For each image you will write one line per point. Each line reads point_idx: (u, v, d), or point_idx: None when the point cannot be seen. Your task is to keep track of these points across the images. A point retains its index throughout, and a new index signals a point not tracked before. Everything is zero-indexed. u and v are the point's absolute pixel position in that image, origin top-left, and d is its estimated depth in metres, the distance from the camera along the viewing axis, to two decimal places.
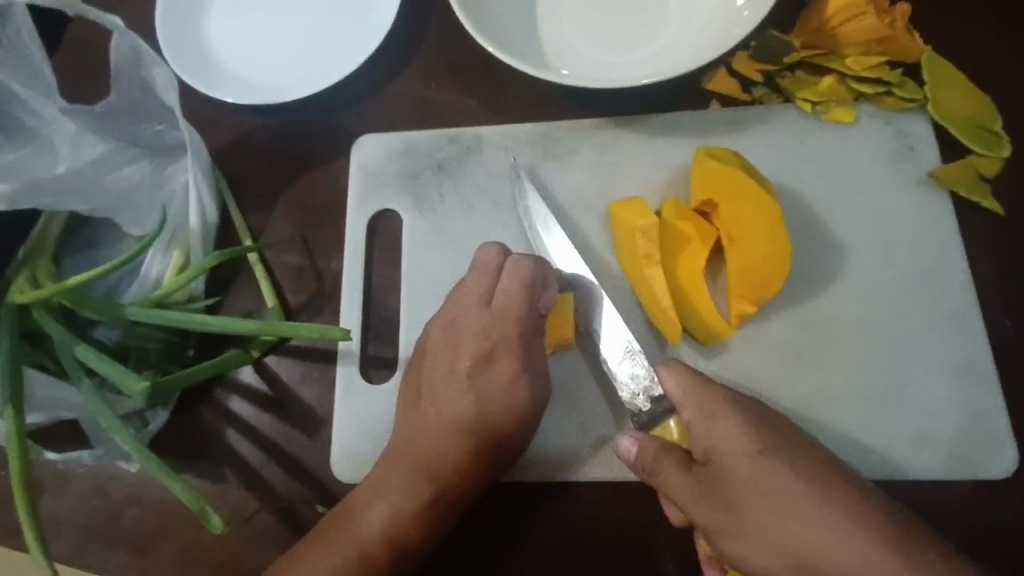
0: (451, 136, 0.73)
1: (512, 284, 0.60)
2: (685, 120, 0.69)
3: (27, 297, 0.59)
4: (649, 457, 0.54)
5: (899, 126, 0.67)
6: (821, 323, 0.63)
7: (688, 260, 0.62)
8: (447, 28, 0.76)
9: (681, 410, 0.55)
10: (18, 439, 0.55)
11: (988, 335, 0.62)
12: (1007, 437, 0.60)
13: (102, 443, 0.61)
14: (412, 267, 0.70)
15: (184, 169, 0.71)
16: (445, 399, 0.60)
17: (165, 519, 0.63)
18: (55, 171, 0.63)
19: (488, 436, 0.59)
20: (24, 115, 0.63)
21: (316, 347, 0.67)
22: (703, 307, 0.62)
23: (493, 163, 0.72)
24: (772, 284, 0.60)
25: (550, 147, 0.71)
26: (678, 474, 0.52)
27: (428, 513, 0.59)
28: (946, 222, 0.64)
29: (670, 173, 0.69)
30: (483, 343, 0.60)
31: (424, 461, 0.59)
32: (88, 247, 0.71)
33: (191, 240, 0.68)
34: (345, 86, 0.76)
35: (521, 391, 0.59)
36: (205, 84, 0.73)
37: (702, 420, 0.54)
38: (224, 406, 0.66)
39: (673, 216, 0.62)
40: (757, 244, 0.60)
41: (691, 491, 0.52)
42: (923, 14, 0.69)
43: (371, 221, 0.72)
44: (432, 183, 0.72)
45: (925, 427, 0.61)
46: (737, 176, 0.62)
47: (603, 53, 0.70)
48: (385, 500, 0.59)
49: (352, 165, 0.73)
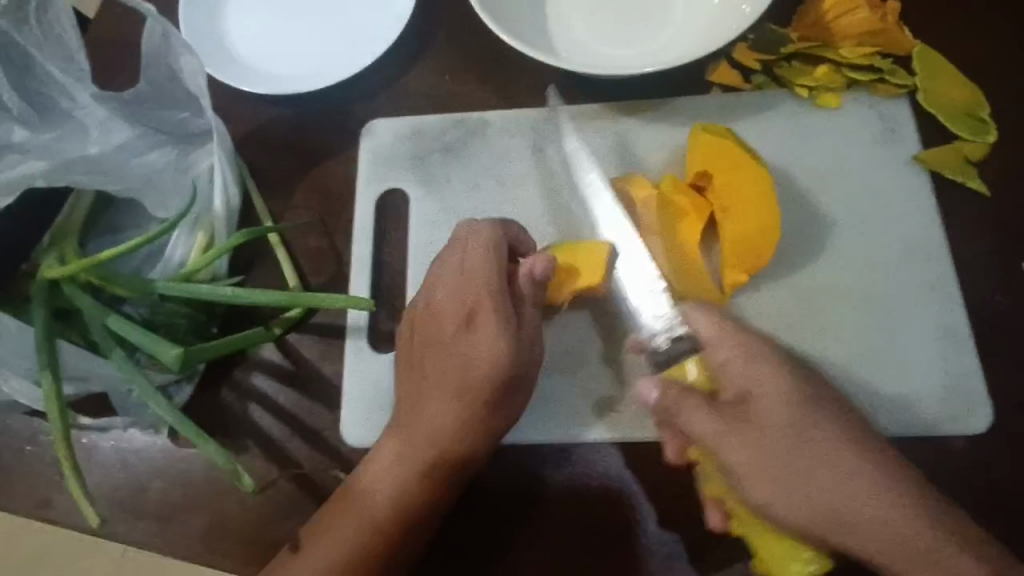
0: (457, 120, 0.76)
1: (477, 249, 0.61)
2: (680, 106, 0.73)
3: (58, 272, 0.61)
4: (674, 395, 0.56)
5: (880, 109, 0.71)
6: (815, 293, 0.66)
7: (684, 231, 0.66)
8: (462, 22, 0.79)
9: (717, 349, 0.58)
10: (57, 406, 0.57)
11: (979, 308, 0.65)
12: (985, 399, 0.62)
13: (130, 411, 0.65)
14: (420, 242, 0.73)
15: (208, 155, 0.72)
16: (435, 370, 0.61)
17: (189, 491, 0.65)
18: (87, 153, 0.65)
19: (478, 402, 0.60)
20: (62, 99, 0.65)
21: (336, 324, 0.70)
22: (699, 277, 0.66)
23: (498, 149, 0.75)
24: (765, 254, 0.64)
25: (549, 135, 0.74)
26: (700, 411, 0.55)
27: (427, 485, 0.60)
28: (938, 203, 0.68)
29: (669, 153, 0.72)
30: (462, 311, 0.61)
31: (420, 434, 0.60)
32: (112, 233, 0.71)
33: (215, 223, 0.70)
34: (363, 77, 0.79)
35: (498, 350, 0.59)
36: (227, 74, 0.76)
37: (738, 360, 0.57)
38: (246, 382, 0.68)
39: (669, 189, 0.67)
40: (749, 214, 0.64)
41: (712, 426, 0.55)
42: (912, 10, 0.73)
43: (380, 200, 0.75)
44: (437, 166, 0.75)
45: (908, 390, 0.63)
46: (731, 149, 0.67)
47: (611, 45, 0.73)
48: (389, 472, 0.60)
49: (361, 150, 0.76)
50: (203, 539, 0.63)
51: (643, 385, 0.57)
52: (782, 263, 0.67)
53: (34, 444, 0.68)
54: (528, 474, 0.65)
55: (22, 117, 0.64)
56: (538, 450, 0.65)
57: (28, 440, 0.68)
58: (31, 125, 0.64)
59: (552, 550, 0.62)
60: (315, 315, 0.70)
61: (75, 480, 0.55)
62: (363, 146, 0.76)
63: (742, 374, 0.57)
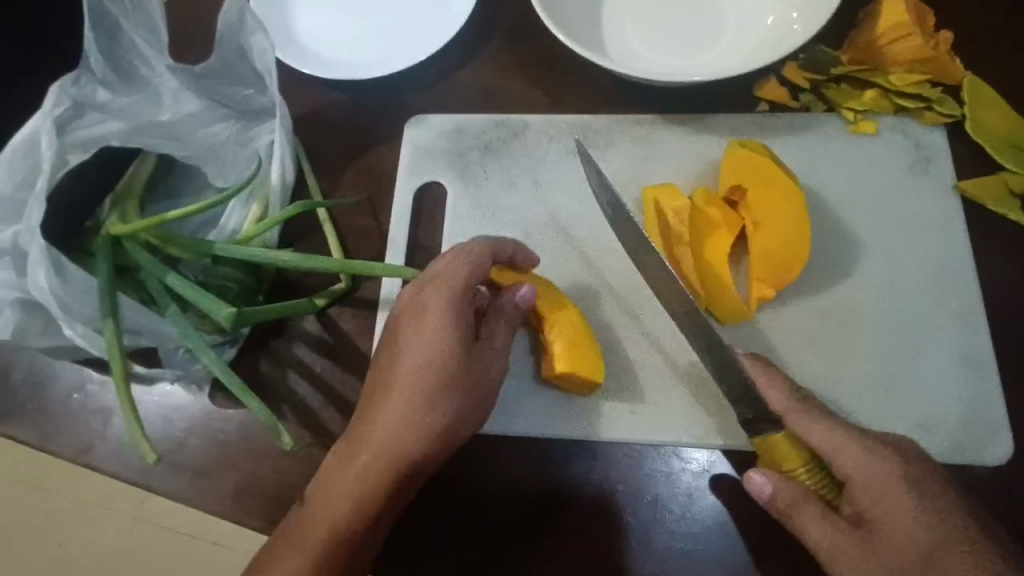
0: (498, 120, 0.79)
1: (454, 258, 0.61)
2: (721, 120, 0.75)
3: (121, 228, 0.64)
4: (787, 497, 0.53)
5: (917, 138, 0.72)
6: (842, 312, 0.67)
7: (715, 241, 0.66)
8: (519, 23, 0.82)
9: (833, 456, 0.53)
10: (114, 352, 0.60)
11: (1013, 336, 0.65)
12: (1006, 428, 0.62)
13: (179, 364, 0.67)
14: (454, 232, 0.75)
15: (269, 131, 0.74)
16: (387, 365, 0.60)
17: (224, 448, 0.67)
18: (160, 119, 0.70)
19: (416, 403, 0.58)
20: (140, 65, 0.69)
21: (376, 301, 0.72)
22: (725, 288, 0.64)
23: (535, 148, 0.77)
24: (792, 270, 0.64)
25: (589, 137, 0.76)
26: (817, 522, 0.52)
27: (358, 489, 0.57)
28: (975, 230, 0.69)
29: (702, 166, 0.74)
30: (415, 304, 0.60)
31: (362, 432, 0.59)
32: (170, 198, 0.74)
33: (270, 195, 0.72)
34: (421, 69, 0.82)
35: (444, 355, 0.58)
36: (290, 54, 0.80)
37: (863, 473, 0.52)
38: (286, 350, 0.70)
39: (703, 201, 0.67)
40: (781, 231, 0.64)
41: (832, 540, 0.52)
42: (964, 42, 0.74)
43: (418, 189, 0.78)
44: (477, 161, 0.78)
45: (927, 413, 0.64)
46: (764, 164, 0.67)
47: (662, 55, 0.75)
48: (333, 482, 0.58)
49: (407, 139, 0.79)
50: (234, 498, 0.65)
51: (753, 480, 0.54)
52: (816, 277, 0.68)
53: (81, 393, 0.71)
54: (544, 461, 0.66)
55: (105, 81, 0.68)
56: (561, 442, 0.66)
57: (76, 388, 0.71)
58: (112, 88, 0.68)
59: (571, 538, 0.63)
60: (356, 291, 0.72)
61: (133, 419, 0.59)
62: (409, 136, 0.79)
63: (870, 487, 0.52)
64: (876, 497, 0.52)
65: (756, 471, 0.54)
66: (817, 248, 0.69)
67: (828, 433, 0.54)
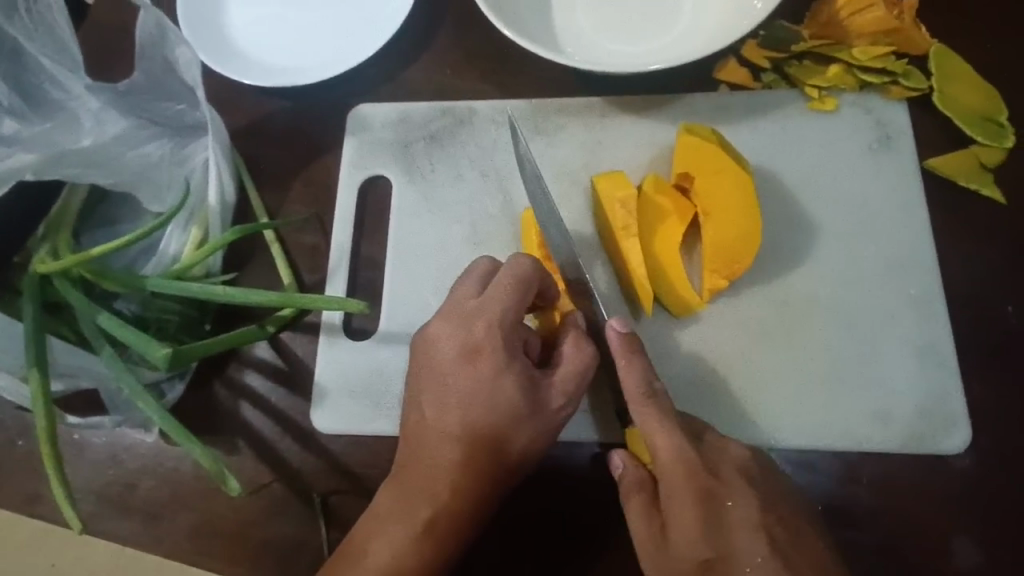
0: (444, 107, 0.75)
1: (499, 284, 0.56)
2: (677, 105, 0.71)
3: (49, 266, 0.60)
4: (626, 484, 0.54)
5: (878, 115, 0.68)
6: (808, 304, 0.64)
7: (664, 234, 0.63)
8: (465, 16, 0.77)
9: (659, 456, 0.52)
10: (42, 400, 0.57)
11: (990, 321, 0.63)
12: (964, 417, 0.60)
13: (120, 410, 0.63)
14: (400, 232, 0.71)
15: (204, 147, 0.70)
16: (435, 409, 0.56)
17: (178, 489, 0.64)
18: (80, 145, 0.63)
19: (483, 447, 0.55)
20: (51, 87, 0.64)
21: (328, 323, 0.68)
22: (677, 280, 0.62)
23: (484, 136, 0.73)
24: (744, 261, 0.61)
25: (539, 122, 0.72)
26: (640, 514, 0.52)
27: (422, 542, 0.55)
28: (946, 210, 0.66)
29: (654, 152, 0.70)
30: (464, 342, 0.56)
31: (417, 485, 0.56)
32: (106, 226, 0.70)
33: (210, 217, 0.67)
34: (364, 72, 0.77)
35: (508, 400, 0.55)
36: (220, 63, 0.74)
37: (678, 478, 0.51)
38: (238, 380, 0.67)
39: (652, 190, 0.64)
40: (733, 220, 0.61)
41: (646, 534, 0.52)
42: (930, 10, 0.71)
43: (363, 185, 0.74)
44: (423, 153, 0.74)
45: (895, 405, 0.61)
46: (711, 149, 0.64)
47: (614, 41, 0.71)
48: (382, 536, 0.55)
49: (351, 145, 0.74)
50: (191, 540, 0.63)
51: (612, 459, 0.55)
52: (783, 269, 0.65)
53: (25, 438, 0.67)
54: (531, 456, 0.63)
55: (13, 109, 0.63)
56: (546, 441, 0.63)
57: (20, 434, 0.67)
58: (22, 116, 0.63)
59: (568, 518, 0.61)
60: (308, 315, 0.69)
61: (55, 475, 0.54)
62: (352, 140, 0.75)
63: (682, 492, 0.51)
64: (682, 504, 0.51)
65: (616, 454, 0.55)
66: (786, 237, 0.66)
67: (668, 436, 0.52)
